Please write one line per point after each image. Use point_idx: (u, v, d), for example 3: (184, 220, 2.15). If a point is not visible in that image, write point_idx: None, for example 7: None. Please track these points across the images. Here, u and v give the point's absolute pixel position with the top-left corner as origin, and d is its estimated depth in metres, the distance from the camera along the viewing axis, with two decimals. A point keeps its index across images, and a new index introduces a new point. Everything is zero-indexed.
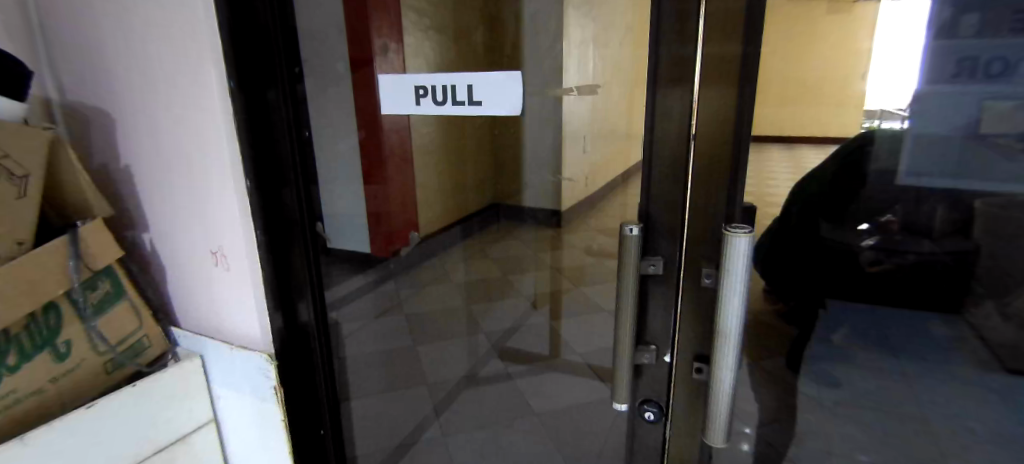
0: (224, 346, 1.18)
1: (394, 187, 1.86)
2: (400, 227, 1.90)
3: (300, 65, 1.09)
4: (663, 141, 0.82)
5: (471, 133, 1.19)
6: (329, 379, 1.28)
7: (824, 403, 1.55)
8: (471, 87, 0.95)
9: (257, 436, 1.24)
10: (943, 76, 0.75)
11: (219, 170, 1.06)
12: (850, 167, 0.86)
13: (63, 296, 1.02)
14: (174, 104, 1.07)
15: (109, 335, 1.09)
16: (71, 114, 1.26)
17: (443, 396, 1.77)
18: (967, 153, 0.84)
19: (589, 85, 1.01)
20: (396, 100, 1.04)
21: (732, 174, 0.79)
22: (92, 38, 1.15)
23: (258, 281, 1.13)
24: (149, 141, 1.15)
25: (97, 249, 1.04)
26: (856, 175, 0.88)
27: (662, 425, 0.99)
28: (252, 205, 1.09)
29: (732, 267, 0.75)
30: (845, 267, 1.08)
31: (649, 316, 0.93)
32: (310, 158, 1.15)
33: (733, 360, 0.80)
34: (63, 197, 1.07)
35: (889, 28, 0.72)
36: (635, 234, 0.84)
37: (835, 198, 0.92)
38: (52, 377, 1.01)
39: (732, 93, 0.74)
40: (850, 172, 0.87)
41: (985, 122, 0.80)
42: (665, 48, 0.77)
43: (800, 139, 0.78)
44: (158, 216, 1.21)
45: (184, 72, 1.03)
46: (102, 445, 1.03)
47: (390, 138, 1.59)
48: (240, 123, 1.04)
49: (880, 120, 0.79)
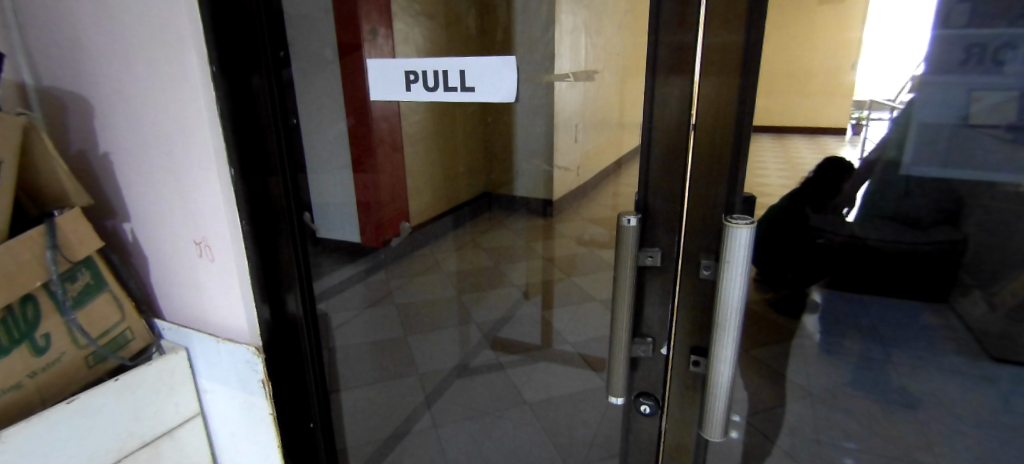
0: (210, 340, 1.15)
1: (385, 179, 1.51)
2: (388, 220, 1.61)
3: (286, 49, 1.06)
4: (660, 132, 0.81)
5: (462, 122, 1.14)
6: (319, 373, 1.26)
7: (815, 393, 1.26)
8: (463, 73, 0.97)
9: (244, 429, 1.22)
10: (945, 64, 0.72)
11: (202, 159, 1.03)
12: (829, 167, 0.83)
13: (41, 288, 0.98)
14: (154, 88, 1.03)
15: (89, 328, 1.05)
16: (48, 99, 1.21)
17: (438, 383, 1.79)
18: (961, 142, 0.76)
19: (584, 71, 0.98)
20: (382, 87, 1.05)
21: (734, 158, 0.78)
22: (68, 22, 1.10)
23: (245, 274, 1.11)
24: (128, 127, 1.11)
25: (76, 239, 1.01)
26: (834, 177, 0.84)
27: (657, 417, 0.99)
28: (236, 194, 1.06)
29: (732, 258, 0.74)
30: (853, 269, 1.00)
31: (646, 308, 0.92)
32: (298, 146, 1.12)
33: (733, 353, 0.79)
34: (38, 185, 1.03)
35: (881, 15, 0.72)
36: (632, 226, 0.83)
37: (824, 196, 0.87)
38: (30, 372, 0.98)
39: (731, 83, 0.74)
40: (830, 175, 0.84)
41: (975, 114, 0.73)
42: (665, 35, 0.77)
43: (793, 129, 0.76)
44: (139, 205, 1.17)
45: (165, 56, 0.99)
46: (87, 439, 1.01)
47: (378, 126, 1.26)
48: (224, 110, 1.01)
49: (870, 111, 0.78)
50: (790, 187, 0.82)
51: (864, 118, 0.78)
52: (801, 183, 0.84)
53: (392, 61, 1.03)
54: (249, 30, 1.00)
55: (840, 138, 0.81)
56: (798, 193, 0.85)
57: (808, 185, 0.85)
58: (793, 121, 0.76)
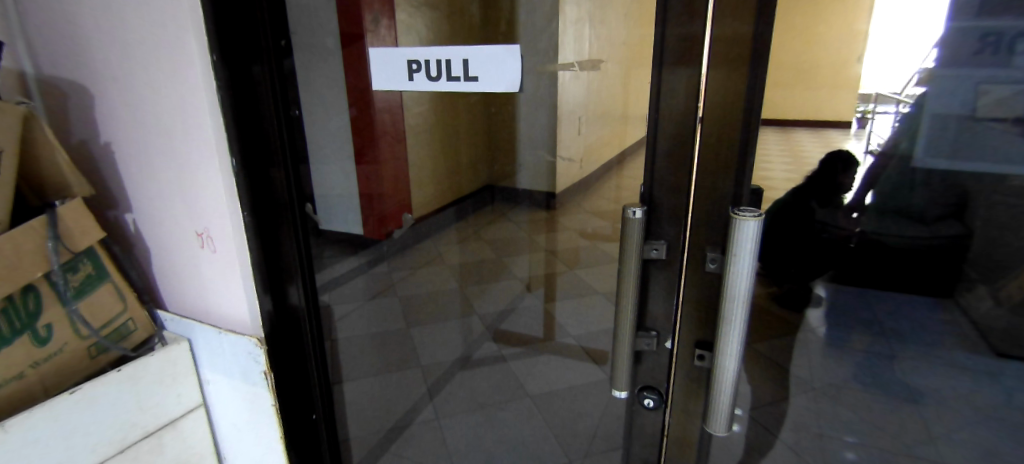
0: (212, 331, 1.15)
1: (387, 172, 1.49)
2: (391, 211, 1.58)
3: (287, 38, 1.04)
4: (665, 124, 0.80)
5: (466, 112, 1.14)
6: (321, 365, 1.26)
7: (817, 386, 1.14)
8: (466, 61, 0.95)
9: (247, 420, 1.22)
10: (957, 56, 0.70)
11: (203, 148, 1.02)
12: (827, 169, 0.83)
13: (42, 279, 0.98)
14: (155, 77, 1.02)
15: (91, 318, 1.05)
16: (48, 90, 1.21)
17: (438, 376, 1.78)
18: (967, 135, 0.74)
19: (589, 61, 0.97)
20: (384, 76, 1.04)
21: (742, 143, 0.77)
22: (68, 12, 1.09)
23: (246, 264, 1.10)
24: (127, 116, 1.10)
25: (77, 229, 1.01)
26: (830, 176, 0.83)
27: (661, 410, 0.99)
28: (238, 184, 1.05)
29: (739, 251, 0.73)
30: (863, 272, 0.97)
31: (651, 301, 0.92)
32: (299, 137, 1.12)
33: (738, 347, 0.79)
34: (38, 175, 1.03)
35: (886, 13, 0.72)
36: (638, 218, 0.81)
37: (823, 194, 0.86)
38: (33, 362, 0.98)
39: (740, 75, 0.73)
40: (826, 175, 0.83)
41: (983, 106, 0.71)
42: (673, 25, 0.75)
43: (797, 122, 0.75)
44: (140, 196, 1.17)
45: (166, 45, 0.98)
46: (91, 429, 1.02)
47: (381, 116, 1.28)
48: (225, 100, 1.00)
49: (876, 104, 0.76)
50: (795, 182, 0.79)
51: (871, 111, 0.77)
52: (806, 178, 0.84)
53: (394, 49, 1.02)
54: (248, 18, 0.99)
55: (844, 132, 0.80)
56: (800, 189, 0.84)
57: (806, 185, 0.84)
58: (801, 114, 0.75)
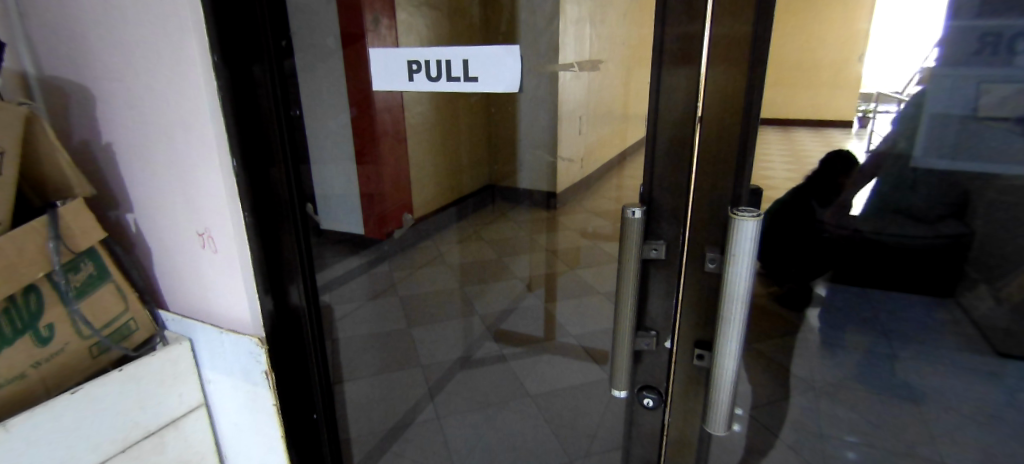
0: (213, 330, 1.15)
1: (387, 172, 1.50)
2: (391, 211, 1.58)
3: (287, 38, 1.05)
4: (665, 124, 0.80)
5: (466, 112, 1.14)
6: (321, 364, 1.27)
7: (817, 387, 1.15)
8: (466, 62, 0.94)
9: (247, 419, 1.23)
10: (959, 55, 0.70)
11: (204, 148, 1.02)
12: (828, 168, 0.82)
13: (44, 279, 0.98)
14: (156, 77, 1.03)
15: (92, 318, 1.06)
16: (49, 90, 1.21)
17: (438, 375, 1.78)
18: (969, 135, 0.74)
19: (589, 61, 0.97)
20: (384, 77, 1.03)
21: (742, 142, 0.77)
22: (69, 12, 1.09)
23: (247, 264, 1.11)
24: (129, 116, 1.11)
25: (79, 230, 1.01)
26: (831, 175, 0.83)
27: (661, 410, 0.99)
28: (239, 184, 1.05)
29: (739, 251, 0.73)
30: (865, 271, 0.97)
31: (651, 300, 0.92)
32: (299, 137, 1.12)
33: (738, 347, 0.79)
34: (39, 176, 1.03)
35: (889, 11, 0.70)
36: (637, 218, 0.81)
37: (824, 193, 0.86)
38: (35, 361, 0.99)
39: (739, 74, 0.73)
40: (828, 174, 0.83)
41: (984, 105, 0.71)
42: (672, 24, 0.75)
43: (797, 122, 0.76)
44: (141, 195, 1.17)
45: (167, 45, 0.98)
46: (93, 428, 1.02)
47: (381, 115, 1.28)
48: (225, 100, 1.00)
49: (877, 103, 0.75)
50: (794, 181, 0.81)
51: (872, 111, 0.76)
52: (807, 178, 0.83)
53: (393, 49, 1.01)
54: (249, 18, 0.99)
55: (845, 131, 0.79)
56: (801, 189, 0.83)
57: (806, 184, 0.83)
58: (800, 114, 0.76)
